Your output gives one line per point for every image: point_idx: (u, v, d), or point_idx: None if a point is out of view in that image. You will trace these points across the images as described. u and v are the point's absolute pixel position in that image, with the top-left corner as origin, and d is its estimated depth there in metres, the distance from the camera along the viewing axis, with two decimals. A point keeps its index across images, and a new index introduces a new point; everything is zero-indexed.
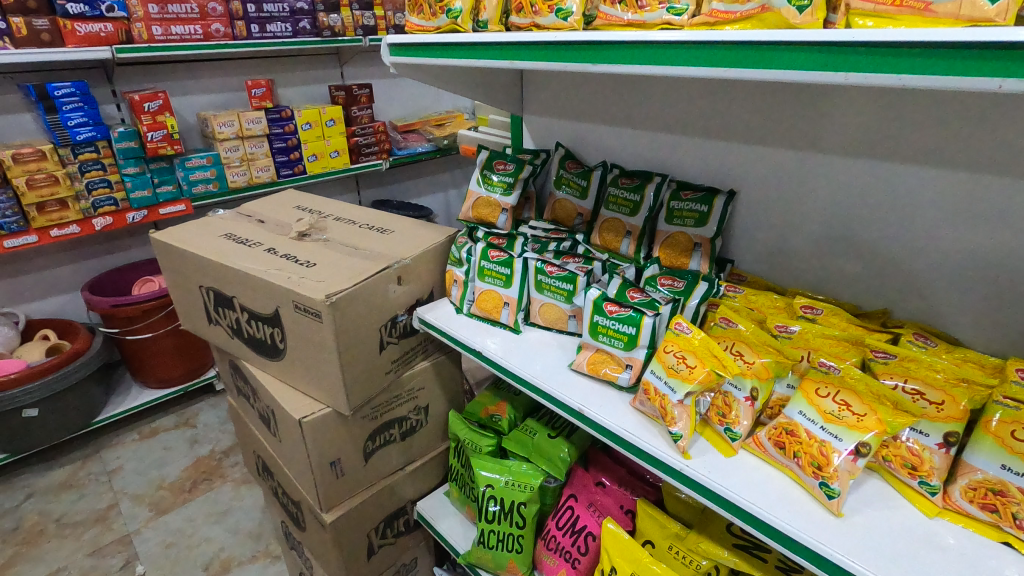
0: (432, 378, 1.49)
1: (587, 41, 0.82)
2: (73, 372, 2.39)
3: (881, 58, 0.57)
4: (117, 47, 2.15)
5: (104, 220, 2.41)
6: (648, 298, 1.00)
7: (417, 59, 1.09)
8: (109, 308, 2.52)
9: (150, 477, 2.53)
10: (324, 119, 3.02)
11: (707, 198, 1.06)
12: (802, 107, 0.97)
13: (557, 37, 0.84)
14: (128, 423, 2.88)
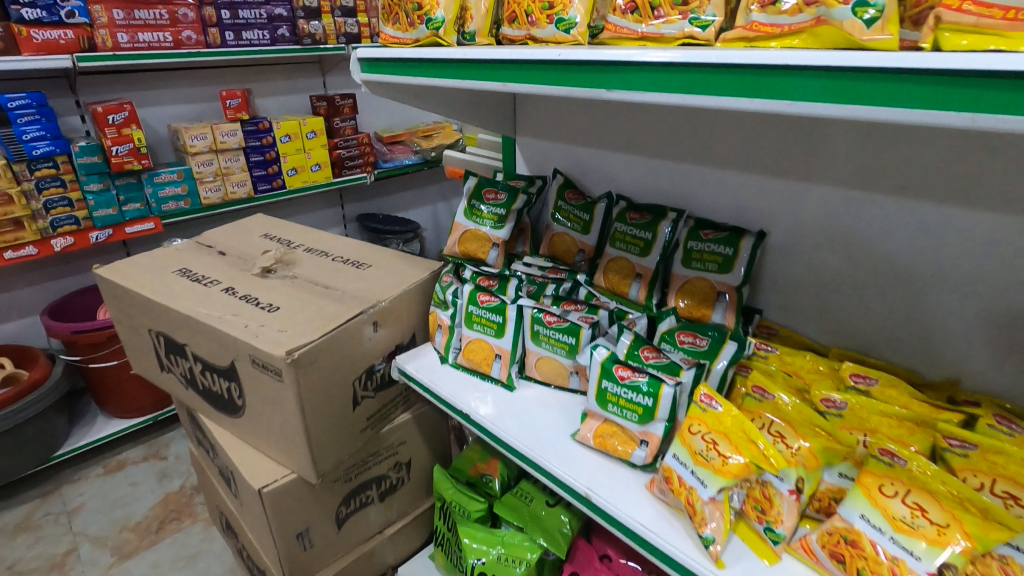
0: (415, 431, 1.33)
1: (596, 60, 0.64)
2: (30, 405, 2.16)
3: (902, 88, 0.44)
4: (78, 55, 1.94)
5: (64, 241, 2.16)
6: (666, 361, 0.84)
7: (391, 77, 0.91)
8: (69, 334, 2.27)
9: (113, 517, 2.23)
10: (305, 131, 2.80)
11: (732, 239, 0.91)
12: (812, 135, 0.82)
13: (561, 56, 0.68)
14: (94, 455, 2.57)
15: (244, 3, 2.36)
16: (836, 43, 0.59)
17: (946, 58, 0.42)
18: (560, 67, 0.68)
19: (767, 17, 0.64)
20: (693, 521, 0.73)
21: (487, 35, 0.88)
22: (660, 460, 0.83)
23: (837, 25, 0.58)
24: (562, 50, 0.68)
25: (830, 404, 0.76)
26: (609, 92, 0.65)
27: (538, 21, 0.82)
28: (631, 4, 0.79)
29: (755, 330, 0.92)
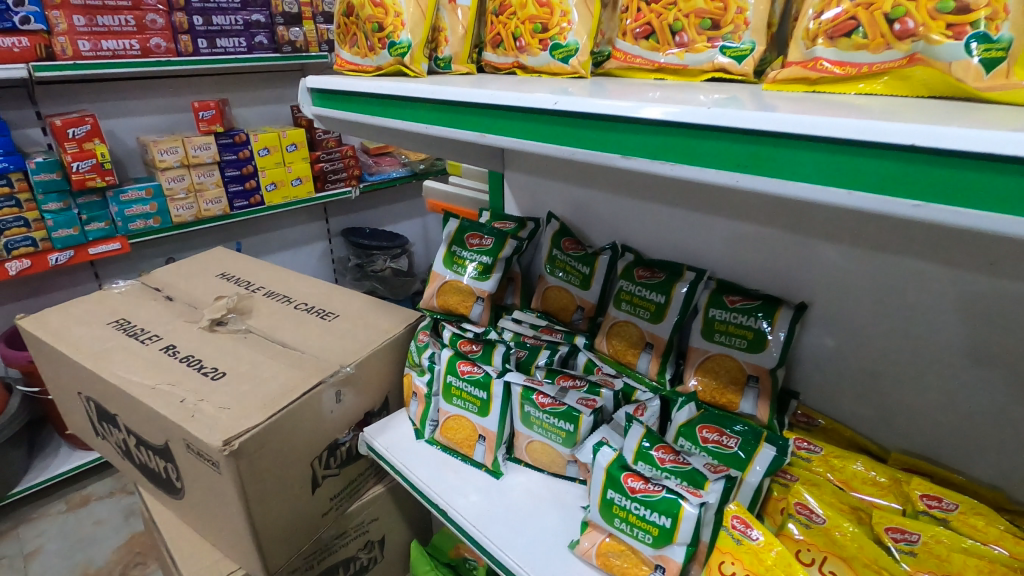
0: (389, 504, 1.16)
1: (612, 115, 0.47)
2: None
3: (897, 172, 0.34)
4: (36, 65, 1.54)
5: (19, 265, 1.74)
6: (688, 468, 0.68)
7: (345, 112, 0.74)
8: (27, 362, 1.79)
9: (71, 562, 1.71)
10: (284, 143, 2.31)
11: (766, 310, 0.75)
12: None
13: (557, 104, 0.50)
14: (52, 491, 2.00)
15: (217, 8, 1.90)
16: (934, 88, 0.43)
17: (935, 134, 0.32)
18: (548, 120, 0.51)
19: (835, 53, 0.47)
20: None
21: (467, 61, 0.73)
22: None
23: (937, 65, 0.42)
24: (561, 97, 0.50)
25: (900, 537, 0.59)
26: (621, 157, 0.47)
27: (528, 46, 0.66)
28: (644, 28, 0.63)
29: (790, 419, 0.75)
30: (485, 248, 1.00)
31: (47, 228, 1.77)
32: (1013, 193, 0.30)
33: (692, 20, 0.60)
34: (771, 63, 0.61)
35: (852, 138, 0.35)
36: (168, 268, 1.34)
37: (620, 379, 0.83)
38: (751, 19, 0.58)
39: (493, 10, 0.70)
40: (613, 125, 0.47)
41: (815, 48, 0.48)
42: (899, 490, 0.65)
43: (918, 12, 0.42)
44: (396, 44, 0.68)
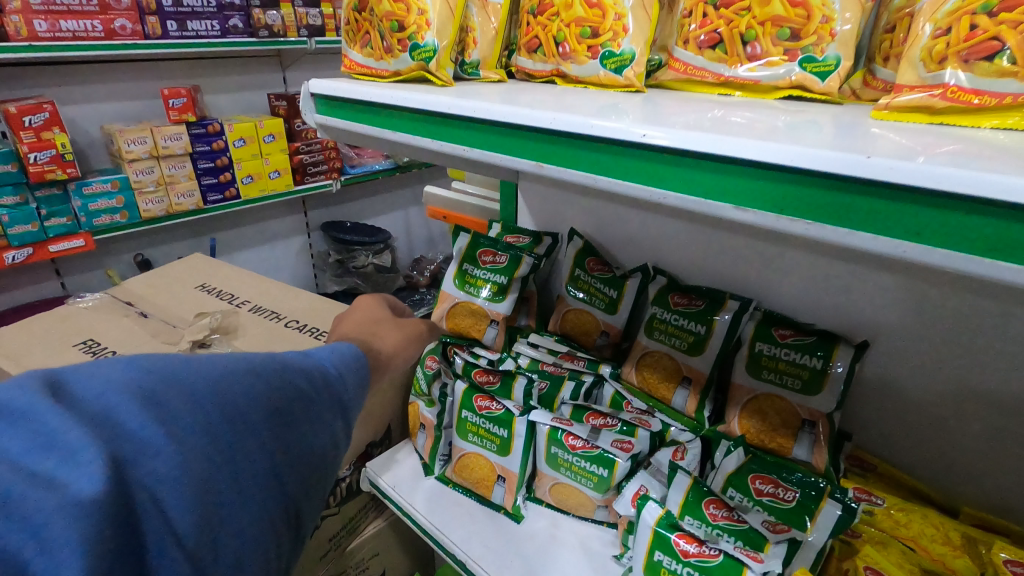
0: (390, 536, 1.07)
1: (703, 153, 0.39)
2: None
3: (893, 206, 0.32)
4: None
5: None
6: (743, 526, 0.62)
7: (355, 123, 0.65)
8: None
9: None
10: (261, 134, 2.17)
11: (821, 347, 0.68)
12: None
13: (645, 137, 0.42)
14: None
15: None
16: None
17: (962, 177, 0.30)
18: (626, 152, 0.44)
19: (970, 78, 0.39)
20: None
21: (496, 67, 0.65)
22: None
23: None
24: (648, 130, 0.42)
25: None
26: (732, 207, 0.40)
27: (574, 53, 0.58)
28: (709, 37, 0.55)
29: (845, 464, 0.69)
30: (500, 266, 0.91)
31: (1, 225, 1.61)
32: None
33: (767, 28, 0.52)
34: (848, 79, 0.54)
35: (866, 175, 0.33)
36: (141, 277, 1.22)
37: (656, 419, 0.75)
38: (837, 30, 0.51)
39: (530, 8, 0.62)
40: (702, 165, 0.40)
41: (943, 72, 0.40)
42: (974, 552, 0.59)
43: None
44: (420, 47, 0.60)
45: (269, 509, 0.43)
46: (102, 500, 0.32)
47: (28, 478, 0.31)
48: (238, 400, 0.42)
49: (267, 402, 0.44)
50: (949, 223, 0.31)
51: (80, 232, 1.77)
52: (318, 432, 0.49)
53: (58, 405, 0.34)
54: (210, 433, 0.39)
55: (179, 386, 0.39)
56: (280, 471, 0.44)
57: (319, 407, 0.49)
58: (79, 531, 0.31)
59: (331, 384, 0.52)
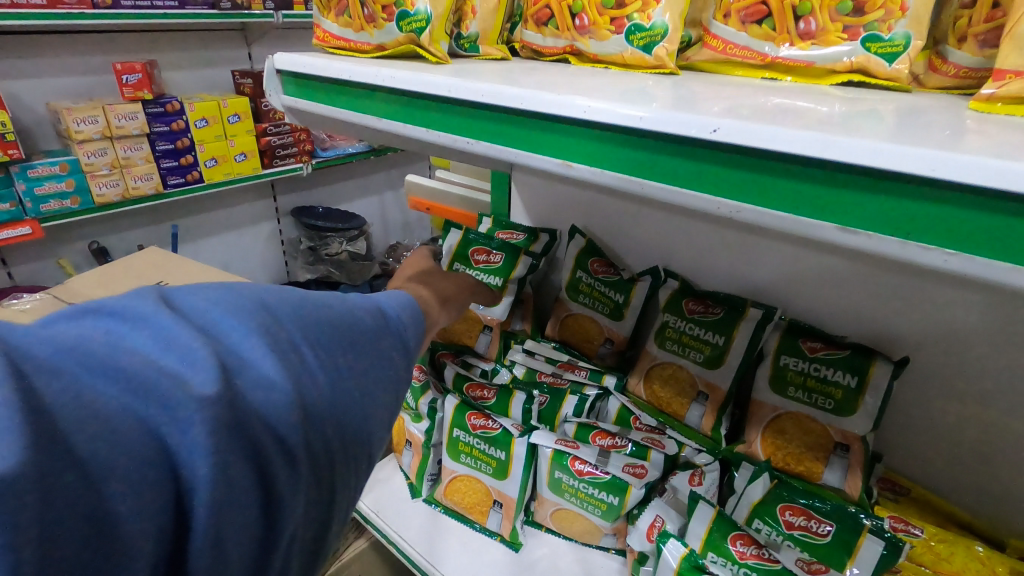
0: (373, 559, 0.99)
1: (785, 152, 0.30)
2: None
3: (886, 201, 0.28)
4: None
5: None
6: (776, 566, 0.56)
7: (330, 104, 0.55)
8: None
9: None
10: (226, 114, 2.01)
11: (855, 362, 0.61)
12: None
13: (716, 132, 0.33)
14: None
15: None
16: None
17: (959, 162, 0.26)
18: (684, 149, 0.35)
19: None
20: None
21: (496, 42, 0.57)
22: None
23: None
24: (721, 124, 0.33)
25: None
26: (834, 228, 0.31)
27: (593, 26, 0.49)
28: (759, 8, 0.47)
29: (877, 489, 0.63)
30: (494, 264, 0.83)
31: None
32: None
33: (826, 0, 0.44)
34: (918, 63, 0.46)
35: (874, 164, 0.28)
36: (89, 274, 1.09)
37: (669, 439, 0.68)
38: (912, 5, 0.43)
39: None
40: (771, 166, 0.31)
41: None
42: None
43: None
44: (410, 15, 0.50)
45: (370, 457, 0.36)
46: (216, 406, 0.25)
47: (138, 373, 0.24)
48: (346, 329, 0.34)
49: (370, 337, 0.36)
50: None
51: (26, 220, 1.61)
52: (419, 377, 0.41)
53: (170, 313, 0.28)
54: (318, 358, 0.32)
55: (288, 303, 0.32)
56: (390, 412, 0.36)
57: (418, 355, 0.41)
58: (205, 434, 0.24)
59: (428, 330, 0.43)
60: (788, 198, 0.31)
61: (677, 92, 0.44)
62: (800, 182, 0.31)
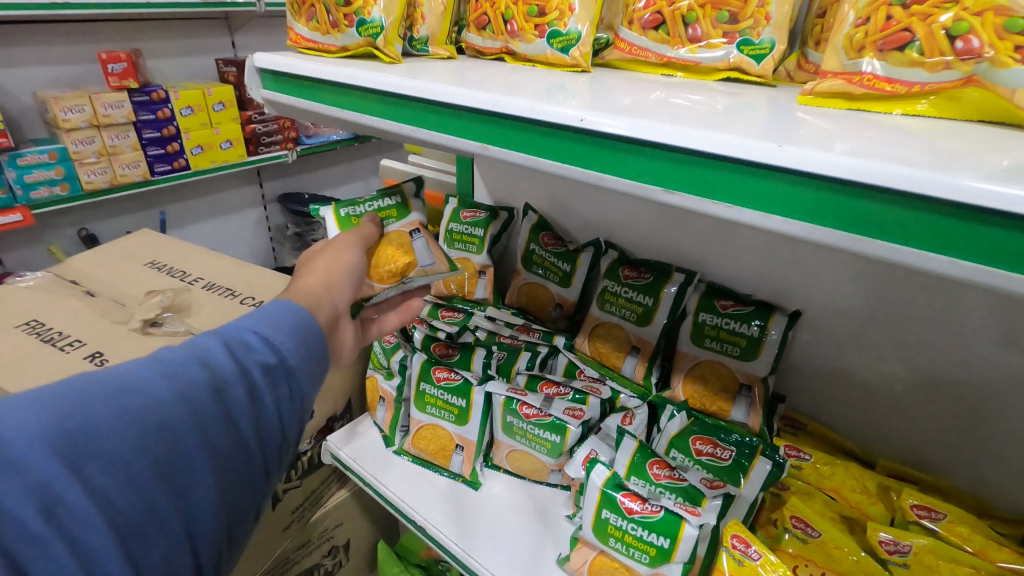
0: (354, 507, 1.10)
1: (635, 138, 0.41)
2: None
3: (701, 172, 0.39)
4: None
5: None
6: (684, 484, 0.66)
7: (301, 98, 0.65)
8: None
9: None
10: (210, 102, 2.08)
11: (758, 317, 0.72)
12: None
13: (584, 122, 0.43)
14: None
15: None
16: (984, 111, 0.40)
17: (862, 168, 0.32)
18: (565, 134, 0.45)
19: (883, 67, 0.42)
20: None
21: (445, 43, 0.66)
22: None
23: (1000, 91, 0.38)
24: (587, 113, 0.43)
25: (892, 548, 0.61)
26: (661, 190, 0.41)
27: (521, 32, 0.59)
28: (654, 16, 0.56)
29: (779, 424, 0.75)
30: (475, 234, 0.96)
31: None
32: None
33: (707, 11, 0.54)
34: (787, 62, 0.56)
35: (673, 143, 0.39)
36: (86, 255, 1.18)
37: (605, 386, 0.80)
38: (774, 14, 0.53)
39: None
40: (614, 146, 0.43)
41: (861, 60, 0.43)
42: (886, 498, 0.66)
43: (983, 29, 0.38)
44: (367, 22, 0.60)
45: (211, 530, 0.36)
46: None
47: None
48: (153, 419, 0.34)
49: (193, 406, 0.35)
50: (812, 199, 0.34)
51: (14, 207, 1.67)
52: (284, 414, 0.41)
53: None
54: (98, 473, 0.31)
55: (67, 413, 0.31)
56: (232, 478, 0.37)
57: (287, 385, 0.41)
58: None
59: (304, 348, 0.43)
60: (630, 168, 0.42)
61: (594, 84, 0.54)
62: (638, 158, 0.41)
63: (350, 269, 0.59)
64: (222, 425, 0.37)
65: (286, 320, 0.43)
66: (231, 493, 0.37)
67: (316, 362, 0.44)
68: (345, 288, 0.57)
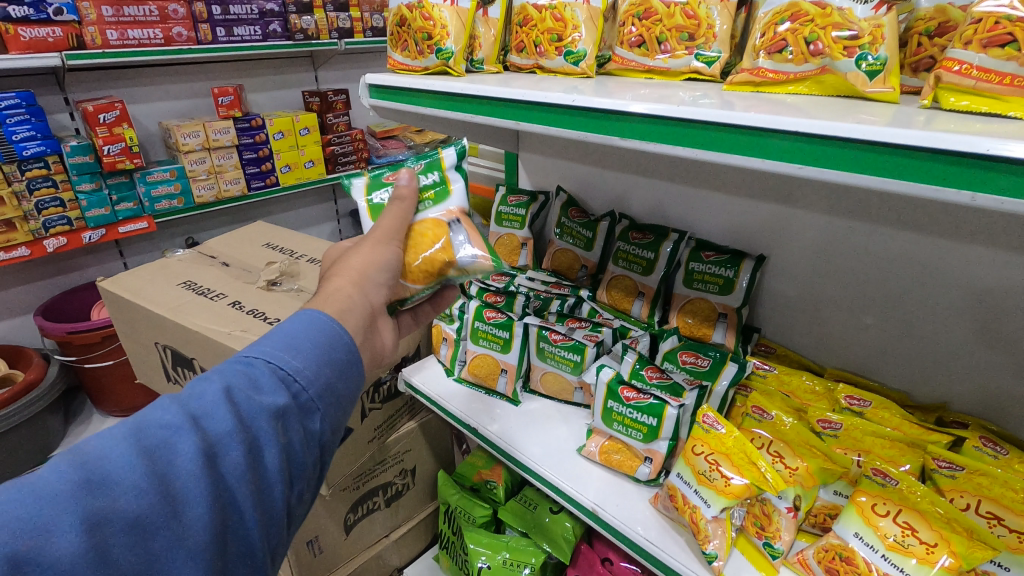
0: (419, 438, 1.36)
1: (608, 109, 0.67)
2: (33, 404, 1.79)
3: (649, 127, 0.64)
4: (69, 53, 1.67)
5: (57, 242, 1.83)
6: (670, 381, 0.88)
7: (396, 103, 0.94)
8: (66, 335, 1.87)
9: None
10: (298, 127, 2.45)
11: (733, 261, 0.95)
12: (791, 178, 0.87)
13: (576, 102, 0.70)
14: None
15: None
16: (838, 89, 0.62)
17: (843, 129, 0.50)
18: (570, 113, 0.71)
19: (772, 64, 0.66)
20: (697, 538, 0.76)
21: (495, 62, 0.93)
22: (663, 476, 0.87)
23: (841, 75, 0.61)
24: (577, 97, 0.70)
25: (827, 426, 0.80)
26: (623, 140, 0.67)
27: (547, 52, 0.86)
28: (638, 38, 0.81)
29: (753, 347, 0.97)
30: (518, 214, 1.22)
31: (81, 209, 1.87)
32: (995, 180, 0.43)
33: (673, 33, 0.77)
34: (733, 66, 0.78)
35: (630, 110, 0.65)
36: (219, 238, 1.52)
37: (617, 320, 1.04)
38: (717, 33, 0.75)
39: (517, 22, 0.90)
40: (596, 118, 0.69)
41: (759, 61, 0.67)
42: (829, 394, 0.86)
43: (825, 38, 0.61)
44: (442, 50, 0.88)
45: (224, 548, 0.47)
46: None
47: None
48: (168, 468, 0.44)
49: (202, 454, 0.46)
50: (840, 151, 0.50)
51: (143, 216, 2.04)
52: (302, 438, 0.53)
53: None
54: (122, 515, 0.41)
55: (107, 466, 0.43)
56: (239, 509, 0.48)
57: (297, 412, 0.53)
58: None
59: (318, 375, 0.54)
60: (607, 129, 0.68)
61: (596, 83, 0.79)
62: (611, 122, 0.67)
63: (387, 264, 0.66)
64: (228, 463, 0.47)
65: (305, 347, 0.54)
66: (239, 517, 0.48)
67: (315, 404, 0.54)
68: (380, 285, 0.65)
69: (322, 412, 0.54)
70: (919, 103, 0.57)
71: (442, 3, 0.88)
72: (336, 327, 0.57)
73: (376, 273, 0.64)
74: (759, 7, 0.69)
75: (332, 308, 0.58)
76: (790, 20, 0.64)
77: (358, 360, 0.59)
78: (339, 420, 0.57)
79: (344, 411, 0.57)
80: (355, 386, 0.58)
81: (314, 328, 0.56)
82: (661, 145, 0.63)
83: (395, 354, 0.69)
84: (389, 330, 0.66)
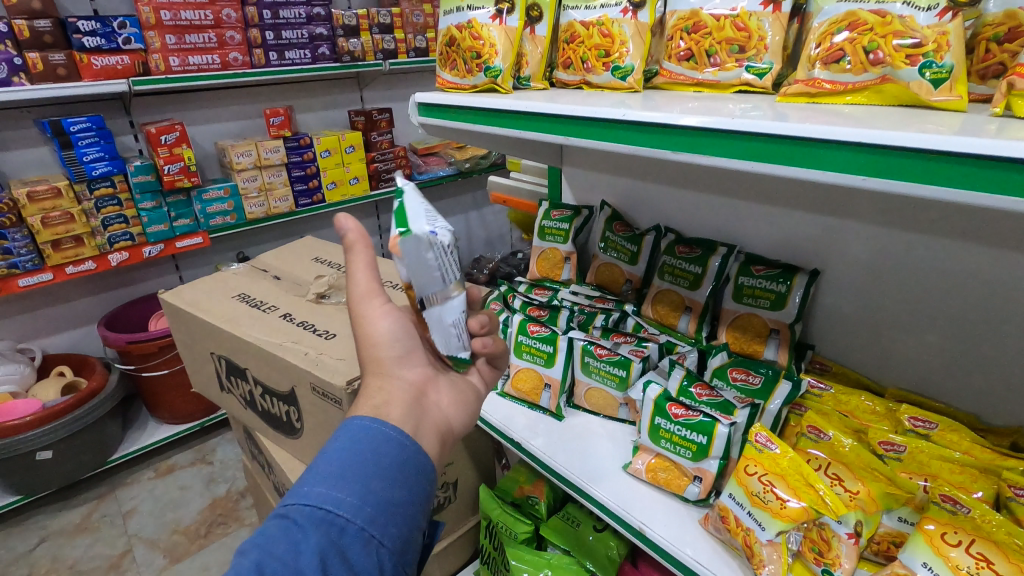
0: (462, 452, 1.35)
1: (657, 123, 0.67)
2: (95, 410, 1.88)
3: (699, 139, 0.63)
4: (135, 80, 1.78)
5: (121, 257, 1.93)
6: (720, 399, 0.86)
7: (444, 120, 0.96)
8: (126, 346, 1.97)
9: (165, 520, 1.95)
10: (344, 145, 2.52)
11: (786, 276, 0.93)
12: (842, 191, 0.85)
13: (625, 116, 0.70)
14: (145, 459, 2.25)
15: (286, 23, 2.14)
16: (900, 99, 0.60)
17: (904, 138, 0.48)
18: (617, 127, 0.71)
19: (829, 74, 0.64)
20: (750, 561, 0.74)
21: (541, 79, 0.94)
22: (714, 496, 0.84)
23: (903, 84, 0.59)
24: (626, 111, 0.70)
25: (890, 448, 0.77)
26: (671, 151, 0.67)
27: (594, 68, 0.86)
28: (686, 52, 0.80)
29: (807, 365, 0.94)
30: (561, 228, 1.22)
31: (143, 224, 1.97)
32: None
33: (723, 47, 0.77)
34: (784, 77, 0.77)
35: (681, 123, 0.64)
36: (271, 253, 1.57)
37: (663, 336, 1.02)
38: (769, 44, 0.74)
39: (563, 39, 0.91)
40: (644, 130, 0.68)
41: (814, 71, 0.66)
42: (890, 415, 0.82)
43: (885, 47, 0.60)
44: (491, 68, 0.90)
45: None
46: None
47: None
48: None
49: None
50: (895, 162, 0.49)
51: (199, 231, 2.13)
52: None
53: None
54: None
55: None
56: None
57: (346, 552, 0.52)
58: None
59: (362, 507, 0.54)
60: (654, 141, 0.68)
61: (644, 96, 0.79)
62: (659, 134, 0.67)
63: (399, 335, 0.67)
64: None
65: (343, 477, 0.55)
66: None
67: (362, 536, 0.53)
68: (406, 362, 0.68)
69: (374, 541, 0.53)
70: (989, 112, 0.55)
71: (490, 23, 0.90)
72: (384, 432, 0.60)
73: (393, 351, 0.67)
74: (815, 17, 0.68)
75: (360, 413, 0.62)
76: (847, 30, 0.64)
77: (406, 473, 0.58)
78: (399, 545, 0.56)
79: (402, 534, 0.56)
80: (409, 500, 0.58)
81: (353, 454, 0.57)
82: (712, 157, 0.63)
83: (463, 414, 0.72)
84: (442, 396, 0.70)
